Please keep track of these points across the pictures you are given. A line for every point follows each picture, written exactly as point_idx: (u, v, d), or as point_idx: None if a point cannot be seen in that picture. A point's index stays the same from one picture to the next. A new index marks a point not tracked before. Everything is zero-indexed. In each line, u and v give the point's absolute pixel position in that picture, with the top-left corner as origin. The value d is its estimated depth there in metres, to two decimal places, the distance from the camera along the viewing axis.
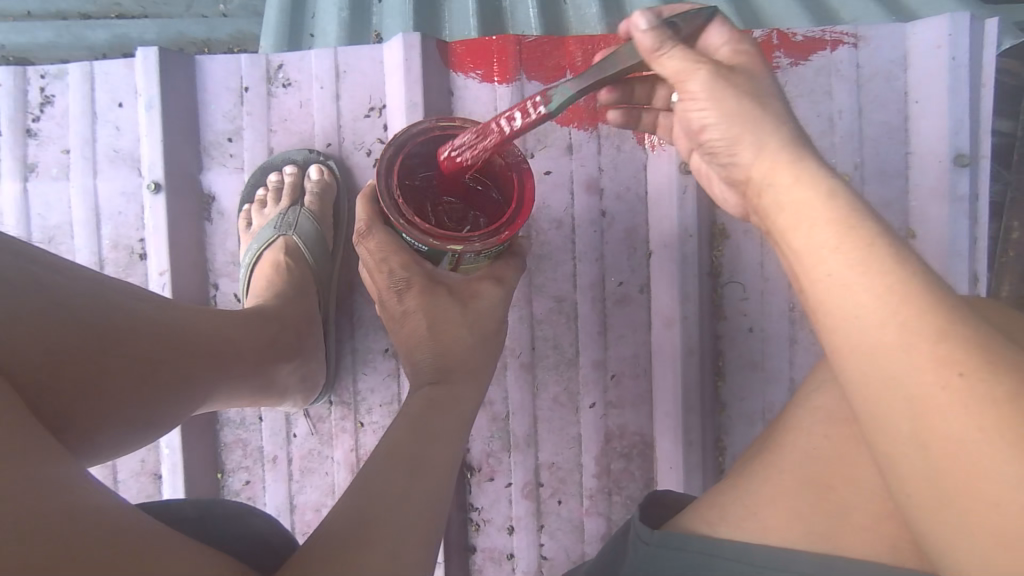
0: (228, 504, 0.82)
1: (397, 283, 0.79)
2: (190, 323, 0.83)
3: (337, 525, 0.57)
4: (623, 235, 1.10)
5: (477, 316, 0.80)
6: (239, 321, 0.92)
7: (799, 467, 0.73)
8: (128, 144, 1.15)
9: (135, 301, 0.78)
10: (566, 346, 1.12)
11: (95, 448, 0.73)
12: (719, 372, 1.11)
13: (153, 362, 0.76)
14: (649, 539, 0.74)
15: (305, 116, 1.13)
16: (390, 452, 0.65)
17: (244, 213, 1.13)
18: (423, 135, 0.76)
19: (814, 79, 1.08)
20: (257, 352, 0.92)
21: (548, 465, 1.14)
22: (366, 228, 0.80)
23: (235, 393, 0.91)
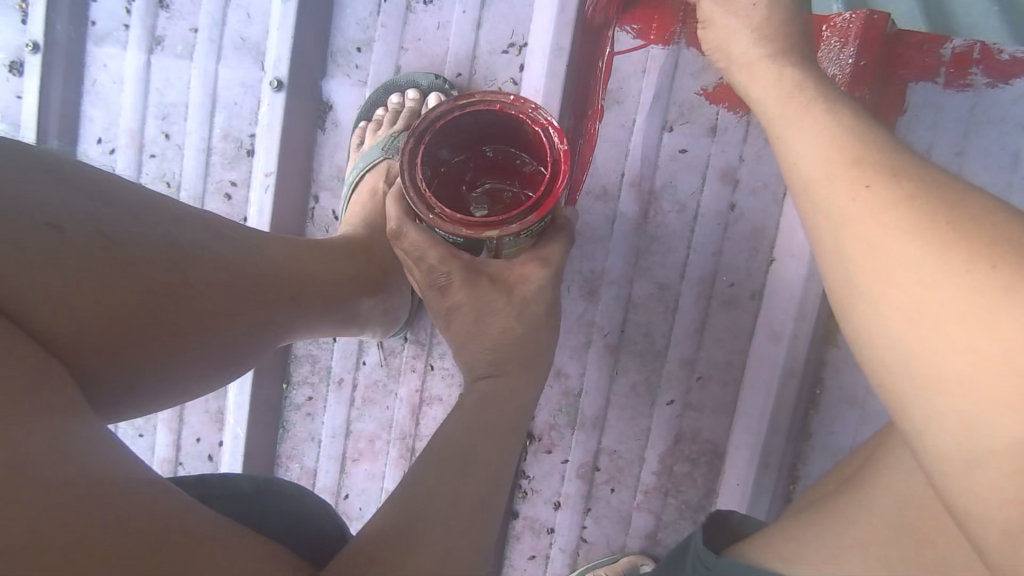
0: (285, 482, 0.84)
1: (437, 280, 0.74)
2: (269, 264, 0.79)
3: (380, 534, 0.57)
4: (748, 234, 1.02)
5: (523, 305, 0.76)
6: (318, 257, 0.89)
7: (894, 513, 0.65)
8: (256, 34, 1.11)
9: (210, 240, 0.74)
10: (657, 337, 1.06)
11: (176, 390, 0.72)
12: (813, 399, 1.04)
13: (228, 313, 0.73)
14: (711, 565, 0.70)
15: (440, 40, 1.07)
16: (443, 451, 0.64)
17: (359, 130, 1.09)
18: (444, 118, 0.69)
19: (1009, 106, 0.95)
20: (339, 289, 0.89)
21: (609, 451, 1.10)
22: (397, 229, 0.73)
23: (317, 329, 0.89)
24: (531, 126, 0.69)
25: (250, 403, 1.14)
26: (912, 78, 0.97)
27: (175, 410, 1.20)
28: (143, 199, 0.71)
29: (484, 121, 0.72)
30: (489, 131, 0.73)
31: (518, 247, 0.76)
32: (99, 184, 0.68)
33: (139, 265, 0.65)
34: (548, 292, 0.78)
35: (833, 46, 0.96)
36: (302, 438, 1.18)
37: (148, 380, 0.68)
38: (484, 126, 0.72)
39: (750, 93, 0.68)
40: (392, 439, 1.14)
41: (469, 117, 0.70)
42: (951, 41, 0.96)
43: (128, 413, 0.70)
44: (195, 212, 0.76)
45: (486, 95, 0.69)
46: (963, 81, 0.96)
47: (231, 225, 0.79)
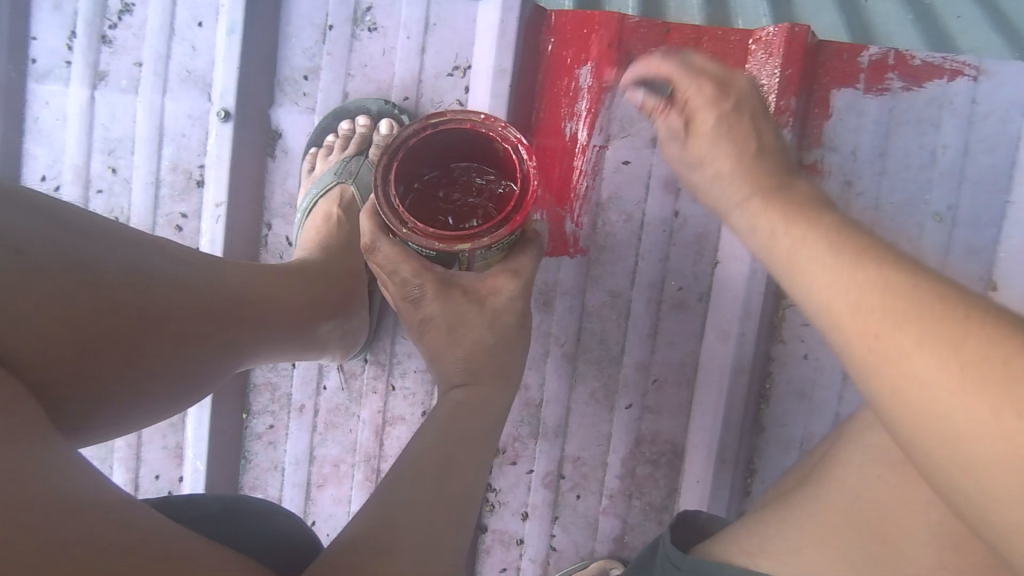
0: (252, 499, 0.84)
1: (411, 292, 0.76)
2: (230, 288, 0.80)
3: (357, 538, 0.58)
4: (692, 239, 1.06)
5: (495, 315, 0.78)
6: (279, 281, 0.89)
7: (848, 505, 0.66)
8: (202, 66, 1.12)
9: (174, 264, 0.75)
10: (612, 344, 1.09)
11: (135, 414, 0.73)
12: (765, 394, 1.08)
13: (191, 335, 0.74)
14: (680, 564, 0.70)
15: (386, 65, 1.09)
16: (416, 463, 0.66)
17: (310, 156, 1.10)
18: (416, 136, 0.71)
19: (924, 107, 1.02)
20: (299, 313, 0.90)
21: (573, 458, 1.12)
22: (371, 243, 0.75)
23: (276, 354, 0.90)
24: (501, 144, 0.72)
25: (209, 436, 1.13)
26: (835, 85, 1.03)
27: (132, 447, 1.18)
28: (108, 223, 0.71)
29: (454, 140, 0.74)
30: (461, 147, 0.76)
31: (489, 259, 0.79)
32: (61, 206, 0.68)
33: (102, 287, 0.66)
34: (519, 309, 0.80)
35: (761, 58, 1.02)
36: (265, 467, 1.17)
37: (104, 402, 0.67)
38: (456, 142, 0.74)
39: (712, 118, 0.61)
40: (356, 462, 1.14)
41: (441, 134, 0.72)
42: (867, 49, 1.03)
43: (83, 435, 0.69)
44: (155, 238, 0.77)
45: (455, 114, 0.72)
46: (882, 85, 1.03)
47: (193, 249, 0.80)
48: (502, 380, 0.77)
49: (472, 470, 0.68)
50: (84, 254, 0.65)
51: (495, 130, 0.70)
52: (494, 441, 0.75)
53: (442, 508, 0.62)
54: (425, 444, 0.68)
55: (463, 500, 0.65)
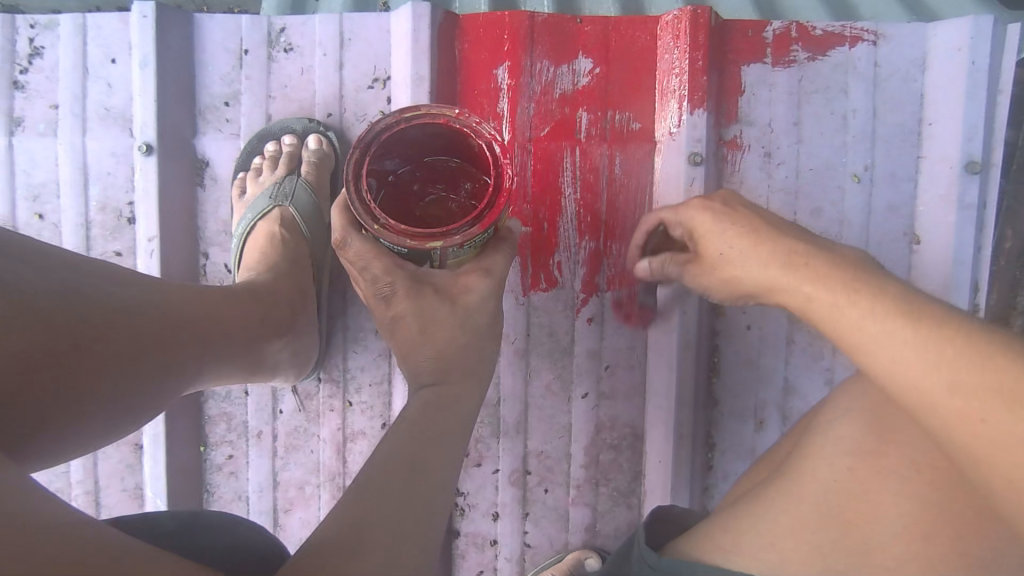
0: (213, 513, 0.83)
1: (381, 290, 0.77)
2: (177, 309, 0.80)
3: (322, 538, 0.58)
4: (626, 225, 1.08)
5: (467, 313, 0.79)
6: (228, 300, 0.89)
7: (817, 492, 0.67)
8: (119, 102, 1.10)
9: (114, 287, 0.76)
10: (562, 335, 1.11)
11: (76, 439, 0.73)
12: (715, 367, 1.10)
13: (135, 356, 0.74)
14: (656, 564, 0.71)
15: (306, 83, 1.09)
16: (387, 461, 0.66)
17: (238, 181, 1.10)
18: (389, 129, 0.70)
19: (831, 75, 1.06)
20: (247, 332, 0.90)
21: (537, 453, 1.13)
22: (342, 238, 0.76)
23: (225, 375, 0.90)
24: (477, 140, 0.71)
25: (166, 474, 1.11)
26: (742, 62, 1.06)
27: (90, 495, 1.15)
28: (46, 250, 0.73)
29: (428, 134, 0.73)
30: (440, 140, 0.75)
31: (461, 260, 0.78)
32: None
33: (32, 311, 0.66)
34: (490, 309, 0.81)
35: (670, 41, 1.05)
36: (229, 499, 1.15)
37: (40, 425, 0.68)
38: (433, 135, 0.74)
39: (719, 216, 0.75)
40: (322, 482, 1.13)
41: (415, 129, 0.72)
42: (770, 25, 1.06)
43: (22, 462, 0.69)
44: (93, 264, 0.77)
45: (431, 107, 0.71)
46: (788, 58, 1.06)
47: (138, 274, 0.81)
48: (464, 377, 0.77)
49: (441, 474, 0.68)
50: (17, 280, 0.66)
51: (469, 125, 0.70)
52: (466, 444, 0.75)
53: (409, 514, 0.62)
54: (393, 447, 0.68)
55: (432, 505, 0.65)
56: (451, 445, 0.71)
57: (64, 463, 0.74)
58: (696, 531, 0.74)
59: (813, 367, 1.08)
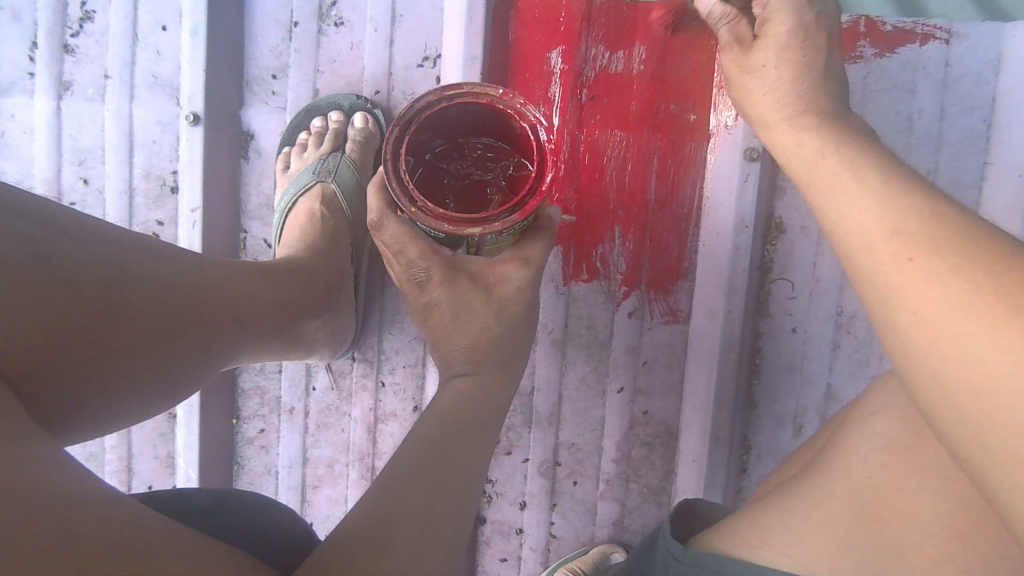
0: (245, 494, 0.83)
1: (416, 274, 0.75)
2: (215, 287, 0.80)
3: (352, 529, 0.58)
4: (672, 220, 1.06)
5: (502, 303, 0.77)
6: (266, 279, 0.89)
7: (853, 491, 0.65)
8: (168, 70, 1.10)
9: (155, 262, 0.75)
10: (600, 328, 1.09)
11: (117, 416, 0.73)
12: (755, 369, 1.08)
13: (173, 333, 0.74)
14: (680, 557, 0.70)
15: (356, 59, 1.08)
16: (418, 452, 0.65)
17: (283, 155, 1.09)
18: (430, 108, 0.68)
19: (898, 73, 1.02)
20: (284, 312, 0.89)
21: (568, 445, 1.11)
22: (377, 220, 0.74)
23: (262, 353, 0.89)
24: (521, 122, 0.69)
25: (198, 445, 1.11)
26: None
27: (123, 461, 1.17)
28: (88, 222, 0.73)
29: (469, 113, 0.71)
30: (479, 121, 0.72)
31: (498, 244, 0.76)
32: (30, 207, 0.68)
33: (70, 286, 0.66)
34: (525, 298, 0.78)
35: None
36: (258, 473, 1.16)
37: (83, 401, 0.68)
38: (473, 116, 0.71)
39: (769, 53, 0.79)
40: (350, 462, 1.13)
41: (455, 108, 0.69)
42: (839, 17, 1.03)
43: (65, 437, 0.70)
44: (132, 239, 0.76)
45: (473, 85, 0.69)
46: (855, 53, 1.02)
47: (177, 250, 0.80)
48: (506, 366, 0.77)
49: (472, 469, 0.67)
50: (58, 255, 0.66)
51: (514, 107, 0.68)
52: (497, 433, 0.74)
53: (440, 503, 0.61)
54: (429, 439, 0.67)
55: (462, 499, 0.64)
56: (483, 438, 0.70)
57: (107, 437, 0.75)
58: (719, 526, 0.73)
59: (857, 374, 1.05)
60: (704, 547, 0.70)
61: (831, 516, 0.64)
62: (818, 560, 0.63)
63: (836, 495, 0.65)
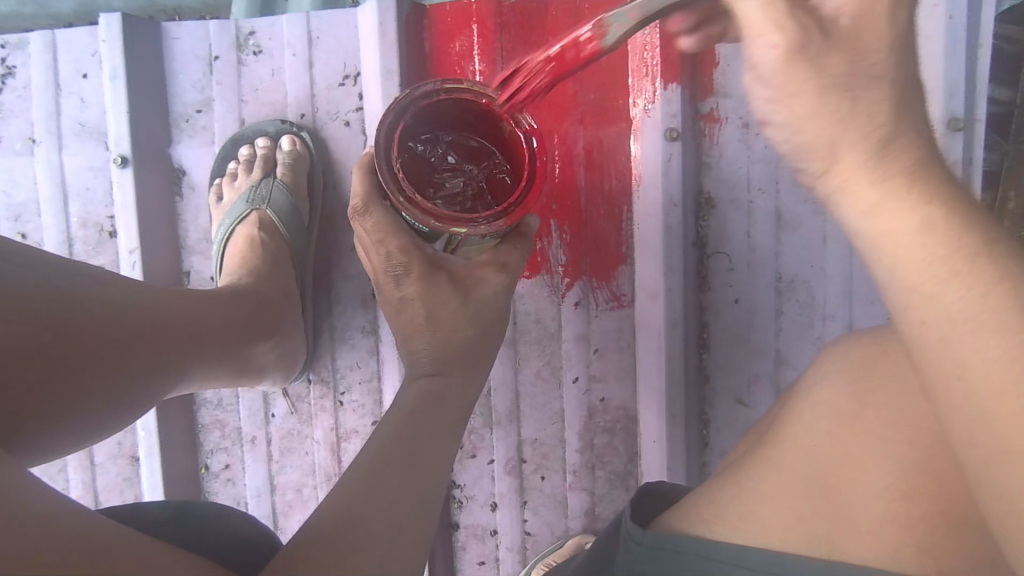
0: (204, 502, 0.83)
1: (394, 267, 0.75)
2: (161, 308, 0.81)
3: (314, 530, 0.57)
4: (607, 209, 1.07)
5: (478, 306, 0.77)
6: (213, 303, 0.90)
7: (801, 465, 0.63)
8: (94, 117, 1.11)
9: (100, 284, 0.77)
10: (548, 321, 1.10)
11: (60, 435, 0.73)
12: (704, 343, 1.09)
13: (118, 351, 0.75)
14: (641, 540, 0.67)
15: (278, 85, 1.09)
16: (385, 449, 0.65)
17: (215, 187, 1.10)
18: (428, 98, 0.68)
19: None
20: (231, 335, 0.91)
21: (531, 440, 1.12)
22: (361, 206, 0.73)
23: (210, 377, 0.91)
24: (513, 129, 0.69)
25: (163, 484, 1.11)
26: None
27: None
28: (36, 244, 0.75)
29: (462, 112, 0.71)
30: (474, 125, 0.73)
31: (477, 248, 0.77)
32: None
33: (19, 301, 0.68)
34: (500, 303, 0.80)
35: None
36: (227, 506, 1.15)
37: (32, 411, 0.68)
38: (466, 113, 0.71)
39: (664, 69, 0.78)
40: (318, 484, 1.13)
41: (450, 103, 0.69)
42: None
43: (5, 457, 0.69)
44: (81, 264, 0.78)
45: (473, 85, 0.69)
46: None
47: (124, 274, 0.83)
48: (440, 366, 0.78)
49: (439, 468, 0.67)
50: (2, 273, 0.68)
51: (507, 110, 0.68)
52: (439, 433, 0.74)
53: (402, 504, 0.62)
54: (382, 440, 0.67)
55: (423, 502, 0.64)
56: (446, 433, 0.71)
57: (49, 459, 0.74)
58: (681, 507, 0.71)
59: (804, 338, 1.07)
60: (667, 529, 0.67)
61: (784, 490, 0.63)
62: (771, 528, 0.62)
63: (787, 467, 0.64)
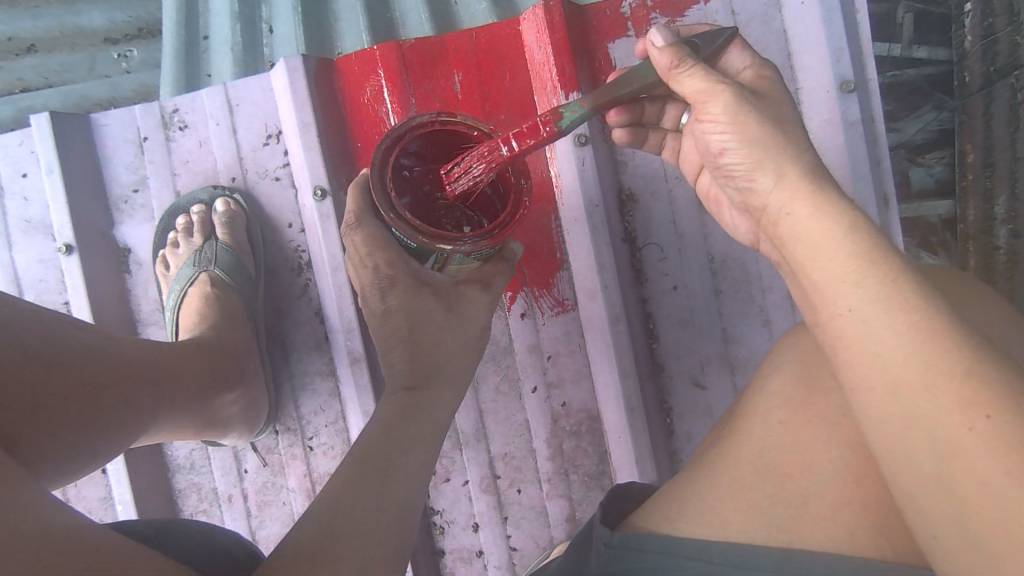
0: (188, 523, 0.81)
1: (381, 281, 0.76)
2: (140, 351, 0.86)
3: (303, 540, 0.58)
4: (537, 220, 1.11)
5: (464, 324, 0.80)
6: (188, 353, 0.95)
7: (757, 455, 0.63)
8: (37, 212, 1.15)
9: (83, 328, 0.82)
10: (499, 337, 1.13)
11: (39, 468, 0.73)
12: (652, 334, 1.12)
13: (98, 386, 0.78)
14: (609, 543, 0.66)
15: (206, 154, 1.14)
16: (362, 462, 0.66)
17: (159, 259, 1.14)
18: (426, 127, 0.73)
19: None
20: (200, 382, 0.94)
21: (501, 455, 1.14)
22: (354, 220, 0.77)
23: (177, 428, 0.93)
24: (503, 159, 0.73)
25: None
26: (608, 39, 1.10)
27: None
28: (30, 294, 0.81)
29: (457, 143, 0.76)
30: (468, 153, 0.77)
31: (462, 267, 0.80)
32: None
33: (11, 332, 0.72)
34: (483, 319, 0.82)
35: (533, 38, 1.07)
36: None
37: (14, 442, 0.70)
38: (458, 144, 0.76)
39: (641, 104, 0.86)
40: None
41: (446, 134, 0.74)
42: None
43: None
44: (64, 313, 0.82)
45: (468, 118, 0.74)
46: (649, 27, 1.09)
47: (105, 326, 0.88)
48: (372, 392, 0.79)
49: (412, 481, 0.66)
50: None
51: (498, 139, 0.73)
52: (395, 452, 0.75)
53: (383, 518, 0.62)
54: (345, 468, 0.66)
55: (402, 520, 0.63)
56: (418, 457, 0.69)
57: None
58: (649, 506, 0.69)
59: (748, 313, 1.09)
60: (636, 528, 0.66)
61: (741, 484, 0.63)
62: (730, 519, 0.62)
63: (743, 462, 0.64)
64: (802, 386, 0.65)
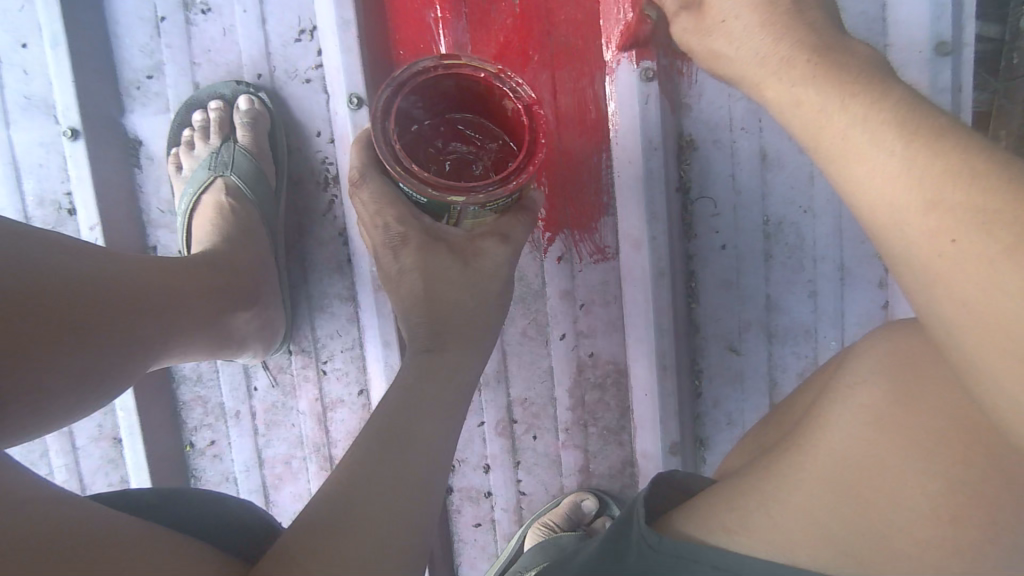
0: (197, 491, 0.80)
1: (391, 239, 0.70)
2: (142, 280, 0.79)
3: (312, 516, 0.55)
4: (589, 160, 1.02)
5: (477, 274, 0.71)
6: (195, 274, 0.87)
7: (830, 461, 0.59)
8: (39, 89, 1.04)
9: (80, 259, 0.74)
10: (531, 279, 1.07)
11: (41, 414, 0.71)
12: (692, 292, 1.06)
13: (96, 325, 0.73)
14: (658, 545, 0.65)
15: (230, 45, 1.03)
16: (383, 428, 0.61)
17: (173, 157, 1.05)
18: (425, 75, 0.66)
19: None
20: (212, 305, 0.88)
21: (520, 401, 1.10)
22: (359, 176, 0.71)
23: (191, 349, 0.88)
24: (515, 102, 0.67)
25: (148, 462, 1.09)
26: None
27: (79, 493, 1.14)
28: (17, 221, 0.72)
29: (463, 88, 0.69)
30: (479, 99, 0.70)
31: (479, 218, 0.70)
32: None
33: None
34: (505, 273, 0.73)
35: None
36: (217, 481, 1.15)
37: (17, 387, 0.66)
38: (467, 89, 0.69)
39: None
40: (307, 455, 1.11)
41: (451, 80, 0.67)
42: None
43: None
44: (42, 234, 0.73)
45: (473, 59, 0.67)
46: None
47: (105, 248, 0.79)
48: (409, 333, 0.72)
49: (434, 453, 0.61)
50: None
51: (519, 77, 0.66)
52: None
53: (402, 497, 0.57)
54: (380, 426, 0.61)
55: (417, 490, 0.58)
56: (444, 416, 0.64)
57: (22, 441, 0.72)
58: (693, 504, 0.69)
59: (796, 281, 1.03)
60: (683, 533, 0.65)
61: (813, 495, 0.59)
62: (799, 543, 0.59)
63: (817, 471, 0.59)
64: (898, 396, 0.59)
